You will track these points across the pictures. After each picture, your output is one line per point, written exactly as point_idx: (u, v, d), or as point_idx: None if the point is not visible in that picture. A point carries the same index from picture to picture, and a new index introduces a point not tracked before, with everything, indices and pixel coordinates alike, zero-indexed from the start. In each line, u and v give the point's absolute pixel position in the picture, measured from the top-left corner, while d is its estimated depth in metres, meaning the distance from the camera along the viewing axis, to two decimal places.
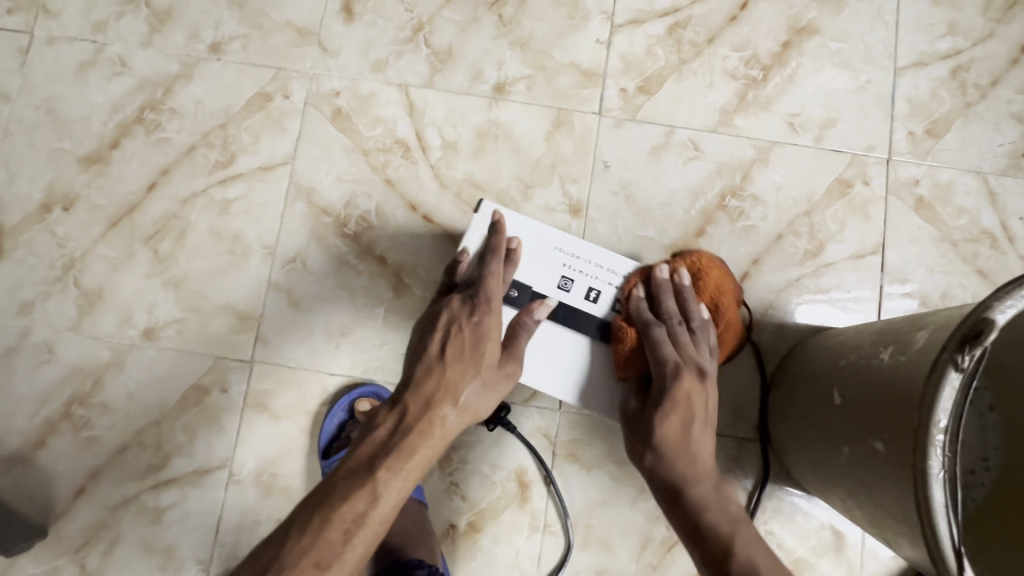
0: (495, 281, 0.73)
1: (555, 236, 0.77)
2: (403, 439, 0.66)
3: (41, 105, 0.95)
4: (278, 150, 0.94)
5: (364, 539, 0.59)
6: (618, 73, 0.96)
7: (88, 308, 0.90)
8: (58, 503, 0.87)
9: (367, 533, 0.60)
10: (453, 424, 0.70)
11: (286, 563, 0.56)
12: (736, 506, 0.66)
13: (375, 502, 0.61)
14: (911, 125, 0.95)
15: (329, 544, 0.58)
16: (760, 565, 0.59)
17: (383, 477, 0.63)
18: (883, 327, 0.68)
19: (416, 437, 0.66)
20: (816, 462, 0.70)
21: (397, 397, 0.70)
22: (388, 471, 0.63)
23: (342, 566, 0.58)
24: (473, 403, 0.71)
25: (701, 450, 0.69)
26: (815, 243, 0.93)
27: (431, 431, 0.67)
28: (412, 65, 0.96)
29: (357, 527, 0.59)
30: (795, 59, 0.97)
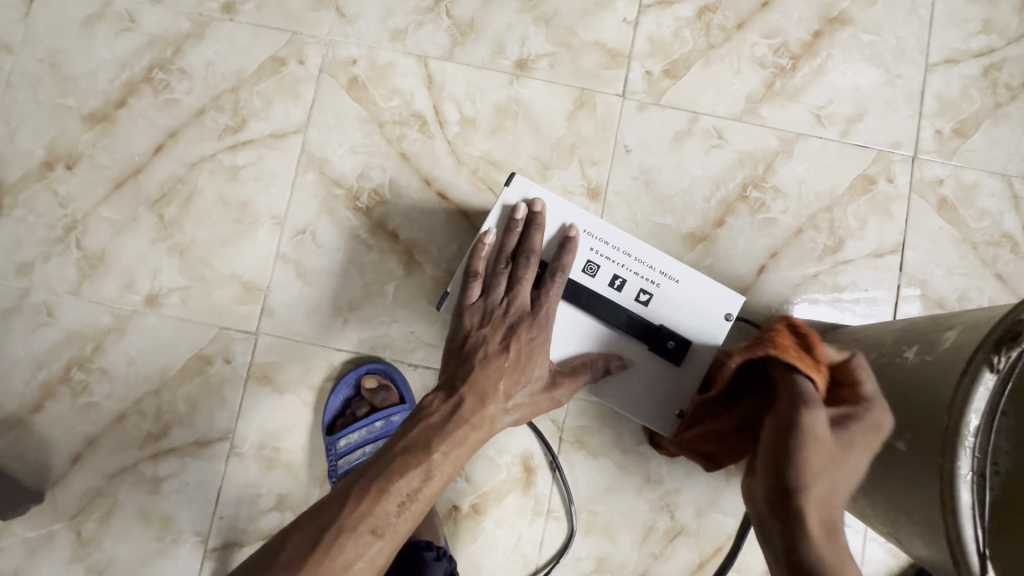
0: (557, 289, 0.73)
1: (587, 219, 0.74)
2: (457, 429, 0.67)
3: (44, 59, 0.92)
4: (290, 117, 0.91)
5: (415, 512, 0.62)
6: (644, 55, 0.93)
7: (90, 272, 0.88)
8: (54, 468, 0.85)
9: (418, 507, 0.63)
10: (503, 423, 0.71)
11: (342, 527, 0.58)
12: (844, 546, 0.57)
13: (428, 480, 0.64)
14: (939, 124, 0.93)
15: (382, 513, 0.60)
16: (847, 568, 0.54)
17: (436, 459, 0.65)
18: (905, 326, 0.67)
19: (472, 428, 0.68)
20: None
21: (454, 386, 0.71)
22: (443, 456, 0.66)
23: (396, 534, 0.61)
24: (522, 409, 0.72)
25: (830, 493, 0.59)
26: (835, 239, 0.91)
27: (483, 427, 0.69)
28: (432, 36, 0.92)
29: (410, 501, 0.62)
30: (825, 49, 0.94)
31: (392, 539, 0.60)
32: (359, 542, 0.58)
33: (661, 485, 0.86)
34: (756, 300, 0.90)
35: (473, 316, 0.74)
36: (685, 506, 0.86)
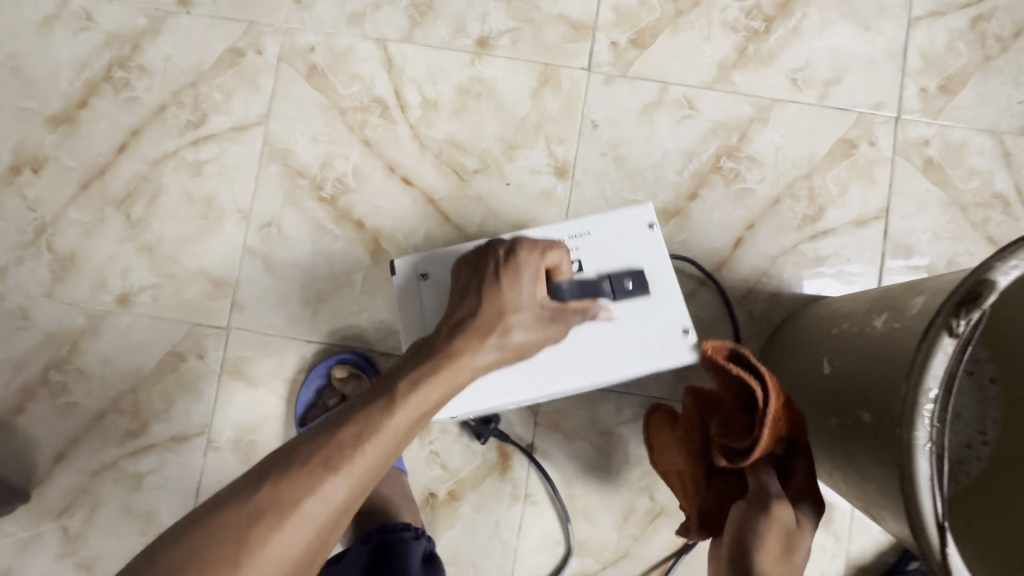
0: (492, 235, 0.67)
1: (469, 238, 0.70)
2: (411, 391, 0.53)
3: (5, 63, 0.91)
4: (251, 109, 0.90)
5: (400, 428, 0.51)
6: (610, 25, 0.90)
7: (62, 273, 0.89)
8: (39, 468, 0.87)
9: (378, 443, 0.50)
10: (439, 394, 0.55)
11: (264, 507, 0.45)
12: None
13: (390, 414, 0.51)
14: (923, 82, 0.89)
15: (319, 509, 0.46)
16: None
17: (399, 392, 0.53)
18: (880, 293, 0.64)
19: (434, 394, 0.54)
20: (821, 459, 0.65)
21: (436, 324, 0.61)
22: (408, 388, 0.53)
23: (324, 532, 0.47)
24: (528, 339, 0.60)
25: None
26: (815, 208, 0.88)
27: (449, 388, 0.55)
28: (390, 18, 0.90)
29: (367, 434, 0.50)
30: (800, 9, 0.90)
31: (349, 479, 0.48)
32: (309, 475, 0.47)
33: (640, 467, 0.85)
34: (734, 274, 0.87)
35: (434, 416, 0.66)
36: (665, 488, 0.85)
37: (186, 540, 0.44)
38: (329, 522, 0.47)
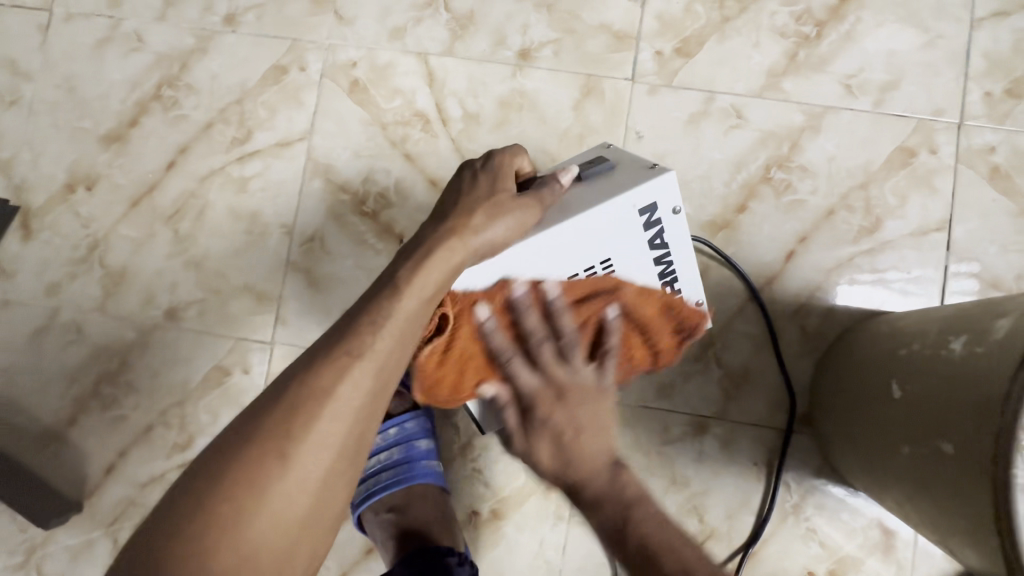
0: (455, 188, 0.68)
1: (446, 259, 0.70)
2: (413, 275, 0.53)
3: (61, 84, 0.94)
4: (294, 125, 0.90)
5: (411, 313, 0.53)
6: (653, 34, 0.88)
7: (113, 288, 0.91)
8: (90, 479, 0.88)
9: (395, 327, 0.52)
10: (445, 276, 0.54)
11: (296, 403, 0.47)
12: (608, 472, 0.61)
13: (398, 299, 0.52)
14: (988, 85, 0.85)
15: (348, 396, 0.48)
16: (650, 543, 0.54)
17: (401, 276, 0.54)
18: (955, 312, 0.61)
19: (439, 280, 0.54)
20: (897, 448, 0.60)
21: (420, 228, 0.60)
22: (410, 272, 0.54)
23: (359, 420, 0.49)
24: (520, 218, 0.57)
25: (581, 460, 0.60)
26: (871, 219, 0.84)
27: (458, 265, 0.55)
28: (431, 32, 0.90)
29: (383, 321, 0.52)
30: (853, 13, 0.87)
31: (374, 360, 0.50)
32: (336, 365, 0.49)
33: (688, 487, 0.83)
34: (785, 288, 0.84)
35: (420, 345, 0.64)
36: (714, 509, 0.83)
37: (228, 453, 0.45)
38: (372, 398, 0.50)
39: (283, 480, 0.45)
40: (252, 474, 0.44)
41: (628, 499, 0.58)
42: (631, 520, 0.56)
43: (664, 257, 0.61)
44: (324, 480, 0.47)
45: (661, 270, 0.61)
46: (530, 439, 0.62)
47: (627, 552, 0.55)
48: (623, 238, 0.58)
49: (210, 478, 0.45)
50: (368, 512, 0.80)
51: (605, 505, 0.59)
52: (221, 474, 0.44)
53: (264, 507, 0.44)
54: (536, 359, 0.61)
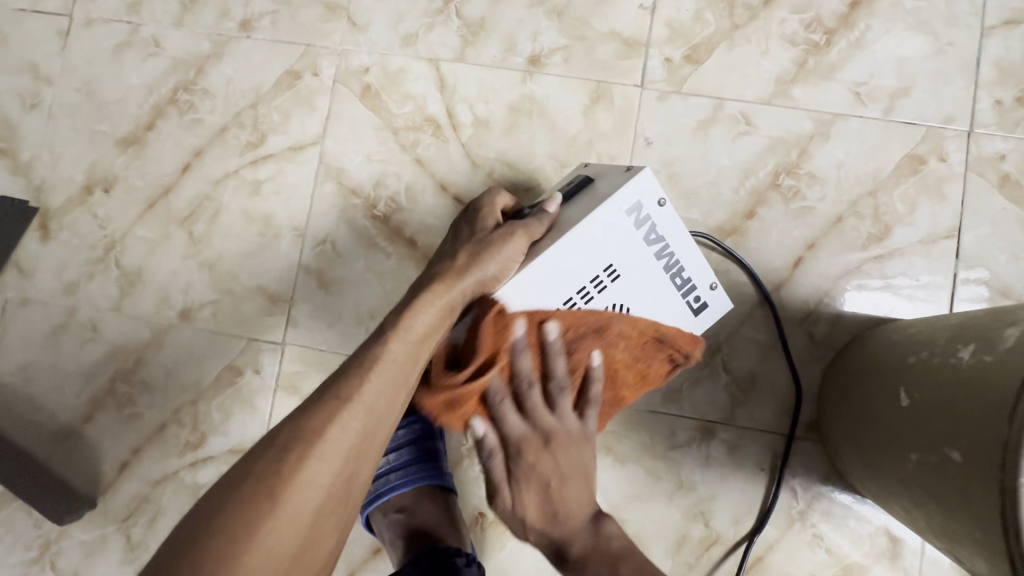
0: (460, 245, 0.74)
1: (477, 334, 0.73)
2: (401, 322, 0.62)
3: (80, 88, 0.96)
4: (308, 129, 0.92)
5: (402, 356, 0.60)
6: (663, 41, 0.88)
7: (129, 288, 0.92)
8: (104, 476, 0.90)
9: (384, 371, 0.59)
10: (434, 318, 0.63)
11: (290, 442, 0.54)
12: (615, 534, 0.69)
13: (388, 346, 0.61)
14: (998, 93, 0.85)
15: (338, 440, 0.55)
16: (575, 546, 0.69)
17: (392, 328, 0.62)
18: (964, 321, 0.61)
19: (419, 340, 0.62)
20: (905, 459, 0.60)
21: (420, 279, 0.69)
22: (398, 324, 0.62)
23: (346, 464, 0.55)
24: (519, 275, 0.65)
25: (568, 510, 0.71)
26: (880, 226, 0.84)
27: (445, 306, 0.63)
28: (442, 38, 0.91)
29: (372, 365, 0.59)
30: (864, 20, 0.87)
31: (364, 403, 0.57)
32: (328, 407, 0.56)
33: (695, 491, 0.83)
34: (793, 295, 0.84)
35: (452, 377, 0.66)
36: (721, 514, 0.83)
37: (230, 490, 0.52)
38: (367, 432, 0.57)
39: (273, 518, 0.50)
40: (247, 515, 0.50)
41: (589, 538, 0.69)
42: (591, 559, 0.68)
43: (665, 250, 0.65)
44: (312, 519, 0.53)
45: (666, 264, 0.65)
46: (513, 492, 0.72)
47: (577, 573, 0.68)
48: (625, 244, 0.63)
49: (209, 523, 0.50)
50: (376, 512, 0.81)
51: (592, 562, 0.67)
52: (217, 518, 0.49)
53: (256, 544, 0.49)
54: (522, 414, 0.69)
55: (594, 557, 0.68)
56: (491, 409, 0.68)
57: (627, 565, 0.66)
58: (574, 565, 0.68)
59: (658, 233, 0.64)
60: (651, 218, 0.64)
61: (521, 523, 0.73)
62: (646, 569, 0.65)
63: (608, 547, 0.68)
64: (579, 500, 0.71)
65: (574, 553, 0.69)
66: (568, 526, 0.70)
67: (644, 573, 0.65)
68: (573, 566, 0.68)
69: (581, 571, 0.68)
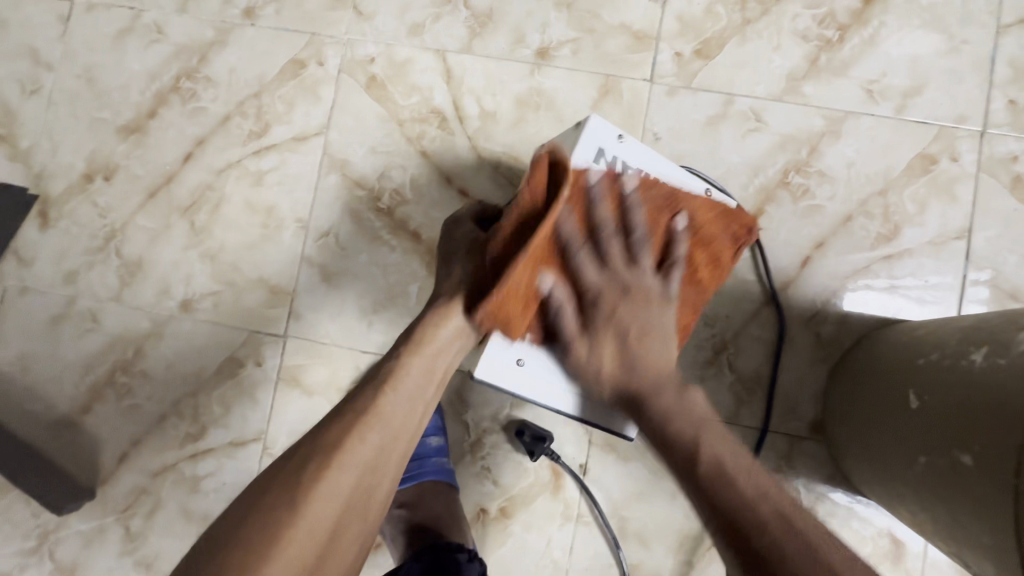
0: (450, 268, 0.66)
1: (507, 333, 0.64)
2: (419, 338, 0.61)
3: (81, 74, 0.95)
4: (311, 119, 0.91)
5: (421, 372, 0.60)
6: (674, 35, 0.87)
7: (129, 278, 0.91)
8: (103, 467, 0.89)
9: (404, 387, 0.59)
10: (452, 333, 0.62)
11: (310, 454, 0.53)
12: (700, 405, 0.58)
13: (406, 365, 0.60)
14: (1012, 93, 0.84)
15: (358, 451, 0.54)
16: (724, 462, 0.53)
17: (410, 347, 0.61)
18: (975, 323, 0.60)
19: (436, 355, 0.61)
20: (913, 462, 0.59)
21: (433, 299, 0.65)
22: (416, 343, 0.61)
23: (364, 476, 0.54)
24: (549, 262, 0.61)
25: (650, 360, 0.60)
26: (890, 226, 0.83)
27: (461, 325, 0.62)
28: (450, 29, 0.90)
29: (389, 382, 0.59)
30: (877, 17, 0.86)
31: (382, 420, 0.56)
32: (346, 421, 0.55)
33: None
34: (800, 294, 0.83)
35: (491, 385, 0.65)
36: None
37: (249, 502, 0.50)
38: (387, 449, 0.56)
39: (293, 528, 0.49)
40: (266, 526, 0.48)
41: (700, 417, 0.57)
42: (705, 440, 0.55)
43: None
44: (328, 535, 0.51)
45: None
46: (592, 340, 0.62)
47: (713, 502, 0.51)
48: None
49: (230, 534, 0.49)
50: None
51: (715, 468, 0.53)
52: (239, 529, 0.48)
53: (274, 557, 0.47)
54: (604, 255, 0.61)
55: (730, 458, 0.54)
56: (568, 249, 0.60)
57: (779, 500, 0.50)
58: (704, 485, 0.52)
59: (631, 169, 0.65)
60: (616, 157, 0.65)
61: (595, 378, 0.62)
62: (790, 513, 0.49)
63: (738, 492, 0.51)
64: (690, 408, 0.58)
65: (721, 495, 0.51)
66: (660, 399, 0.58)
67: (790, 523, 0.48)
68: (719, 491, 0.51)
69: (727, 482, 0.52)
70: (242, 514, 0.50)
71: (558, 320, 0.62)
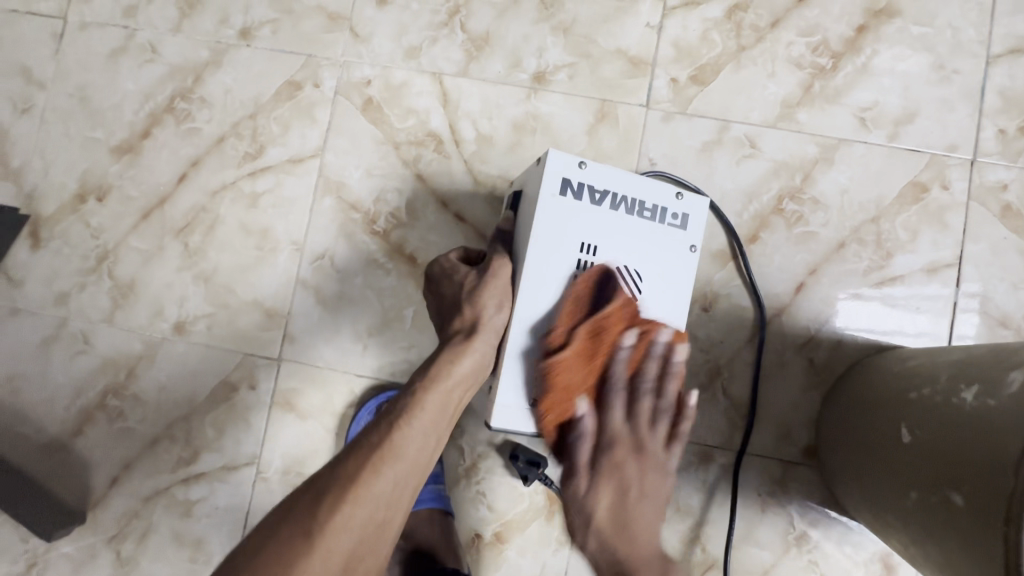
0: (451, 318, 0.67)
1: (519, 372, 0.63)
2: (436, 373, 0.61)
3: (74, 93, 0.94)
4: (307, 141, 0.90)
5: (436, 408, 0.60)
6: (670, 61, 0.88)
7: (121, 300, 0.90)
8: (94, 491, 0.88)
9: (419, 422, 0.58)
10: (467, 372, 0.62)
11: (324, 489, 0.53)
12: (663, 484, 0.63)
13: (421, 402, 0.59)
14: (1001, 123, 0.85)
15: (374, 486, 0.54)
16: (625, 556, 0.59)
17: (424, 386, 0.60)
18: (966, 358, 0.61)
19: (451, 391, 0.61)
20: (904, 497, 0.60)
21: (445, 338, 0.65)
22: (431, 381, 0.61)
23: (381, 510, 0.54)
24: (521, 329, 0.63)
25: (642, 438, 0.63)
26: (882, 253, 0.84)
27: (474, 366, 0.62)
28: (446, 52, 0.90)
29: (404, 417, 0.58)
30: (870, 45, 0.87)
31: (399, 455, 0.56)
32: (360, 457, 0.55)
33: (692, 516, 0.83)
34: (794, 321, 0.84)
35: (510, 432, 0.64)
36: (717, 539, 0.83)
37: (262, 536, 0.50)
38: (402, 485, 0.56)
39: (306, 564, 0.49)
40: (278, 563, 0.48)
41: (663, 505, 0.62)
42: (651, 537, 0.60)
43: (616, 200, 0.65)
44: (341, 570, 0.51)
45: (627, 208, 0.65)
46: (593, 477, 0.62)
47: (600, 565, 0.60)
48: (592, 224, 0.64)
49: None
50: None
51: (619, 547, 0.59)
52: (251, 570, 0.48)
53: None
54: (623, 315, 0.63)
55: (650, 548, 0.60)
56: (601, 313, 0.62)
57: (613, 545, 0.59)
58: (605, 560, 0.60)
59: (599, 190, 0.65)
60: (583, 183, 0.64)
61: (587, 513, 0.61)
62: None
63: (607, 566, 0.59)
64: (658, 492, 0.63)
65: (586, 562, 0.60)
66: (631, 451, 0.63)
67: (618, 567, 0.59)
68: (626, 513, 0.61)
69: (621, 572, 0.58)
70: (255, 549, 0.49)
71: (574, 451, 0.62)
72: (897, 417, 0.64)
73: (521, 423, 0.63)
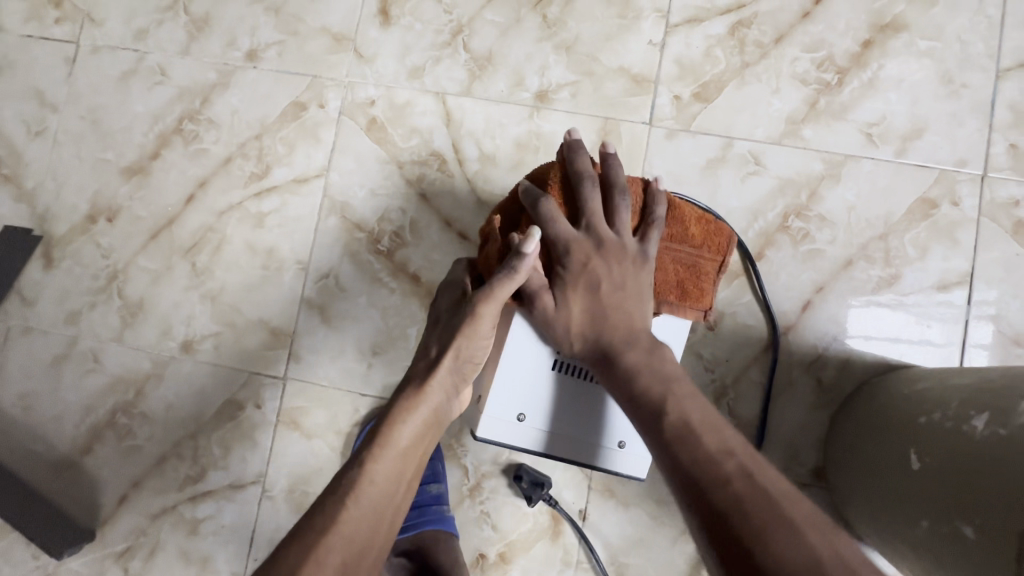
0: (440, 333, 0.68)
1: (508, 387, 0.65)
2: (388, 437, 0.60)
3: (85, 116, 0.96)
4: (312, 162, 0.91)
5: (388, 474, 0.59)
6: (673, 78, 0.87)
7: (130, 319, 0.92)
8: (103, 509, 0.89)
9: (369, 494, 0.57)
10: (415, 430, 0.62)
11: None
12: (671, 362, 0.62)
13: (370, 471, 0.58)
14: (1012, 137, 0.83)
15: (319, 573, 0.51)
16: (689, 418, 0.57)
17: (374, 451, 0.59)
18: (976, 383, 0.59)
19: (403, 454, 0.61)
20: (915, 526, 0.59)
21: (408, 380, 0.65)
22: (381, 445, 0.60)
23: None
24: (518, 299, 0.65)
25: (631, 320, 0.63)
26: (890, 271, 0.83)
27: (426, 419, 0.63)
28: (449, 72, 0.91)
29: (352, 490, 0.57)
30: (876, 60, 0.86)
31: (346, 537, 0.54)
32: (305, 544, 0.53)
33: None
34: (800, 339, 0.83)
35: (495, 441, 0.66)
36: None
37: None
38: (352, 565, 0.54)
39: None
40: None
41: (668, 373, 0.61)
42: (672, 398, 0.59)
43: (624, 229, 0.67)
44: None
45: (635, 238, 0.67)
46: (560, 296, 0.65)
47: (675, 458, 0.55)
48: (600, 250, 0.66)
49: None
50: None
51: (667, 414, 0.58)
52: None
53: None
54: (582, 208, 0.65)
55: (697, 418, 0.57)
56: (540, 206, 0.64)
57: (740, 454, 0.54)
58: (670, 437, 0.56)
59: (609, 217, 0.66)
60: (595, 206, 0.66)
61: None
62: (804, 526, 0.48)
63: (702, 448, 0.55)
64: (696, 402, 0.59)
65: (682, 450, 0.55)
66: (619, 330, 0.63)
67: (689, 428, 0.56)
68: (678, 445, 0.55)
69: (688, 438, 0.56)
70: None
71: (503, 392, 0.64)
72: (906, 443, 0.63)
73: (506, 436, 0.66)
